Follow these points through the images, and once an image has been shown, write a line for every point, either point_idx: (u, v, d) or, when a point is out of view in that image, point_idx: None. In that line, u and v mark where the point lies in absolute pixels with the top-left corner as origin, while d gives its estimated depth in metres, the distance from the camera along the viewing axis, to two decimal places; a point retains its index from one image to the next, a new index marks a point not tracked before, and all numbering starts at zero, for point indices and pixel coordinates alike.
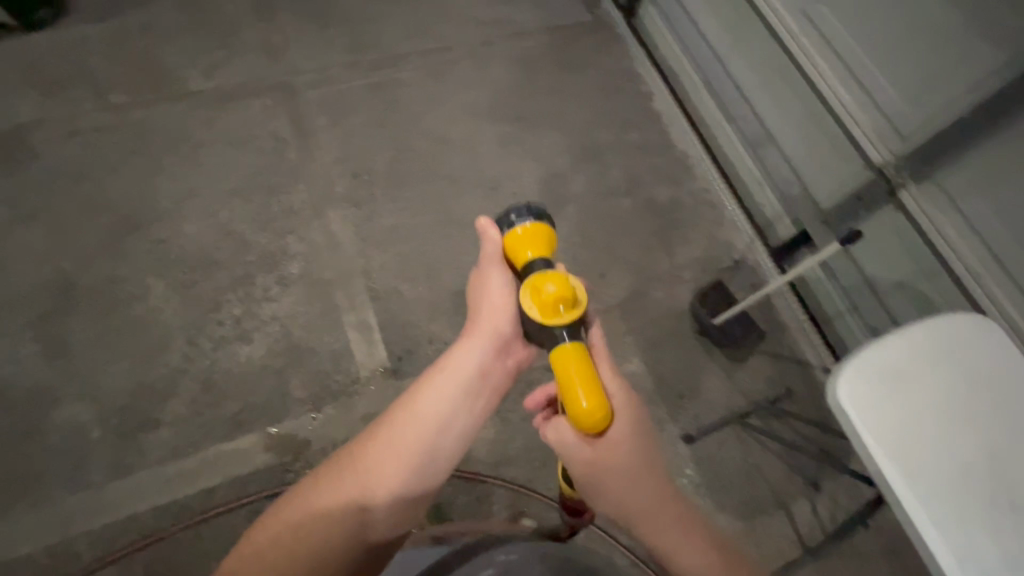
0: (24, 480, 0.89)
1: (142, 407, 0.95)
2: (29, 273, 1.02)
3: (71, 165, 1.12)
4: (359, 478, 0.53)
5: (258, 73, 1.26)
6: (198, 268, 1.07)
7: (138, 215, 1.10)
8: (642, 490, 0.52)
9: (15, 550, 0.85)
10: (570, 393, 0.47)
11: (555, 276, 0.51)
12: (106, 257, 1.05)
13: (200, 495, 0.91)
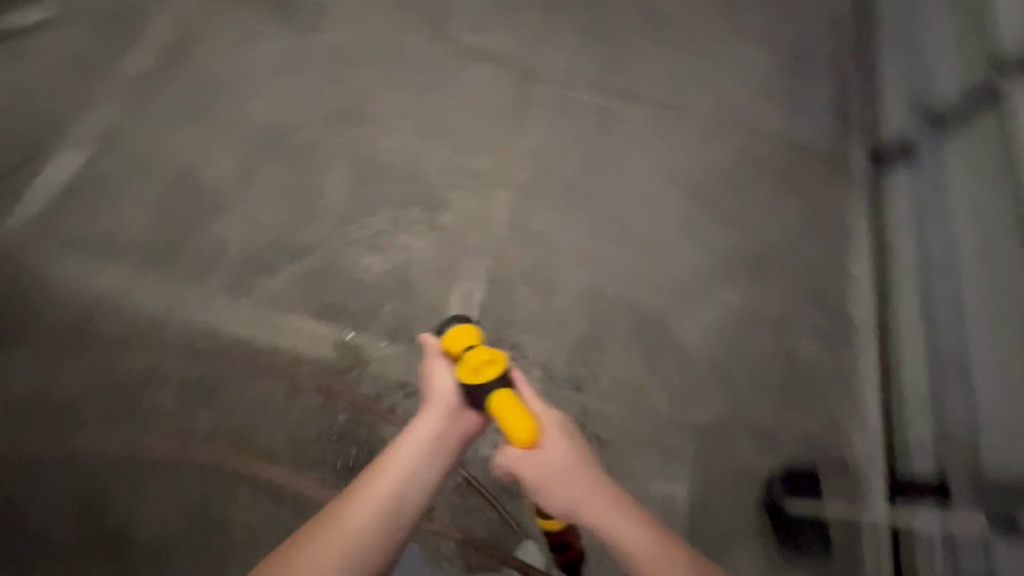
0: (170, 255, 1.07)
1: (274, 254, 1.09)
2: (265, 112, 1.22)
3: (338, 49, 1.30)
4: (330, 552, 0.54)
5: (514, 52, 1.36)
6: (375, 178, 1.19)
7: (359, 112, 1.25)
8: (587, 495, 0.58)
9: (134, 301, 1.03)
10: (507, 428, 0.59)
11: (481, 352, 0.64)
12: (319, 130, 1.22)
13: (267, 347, 1.02)
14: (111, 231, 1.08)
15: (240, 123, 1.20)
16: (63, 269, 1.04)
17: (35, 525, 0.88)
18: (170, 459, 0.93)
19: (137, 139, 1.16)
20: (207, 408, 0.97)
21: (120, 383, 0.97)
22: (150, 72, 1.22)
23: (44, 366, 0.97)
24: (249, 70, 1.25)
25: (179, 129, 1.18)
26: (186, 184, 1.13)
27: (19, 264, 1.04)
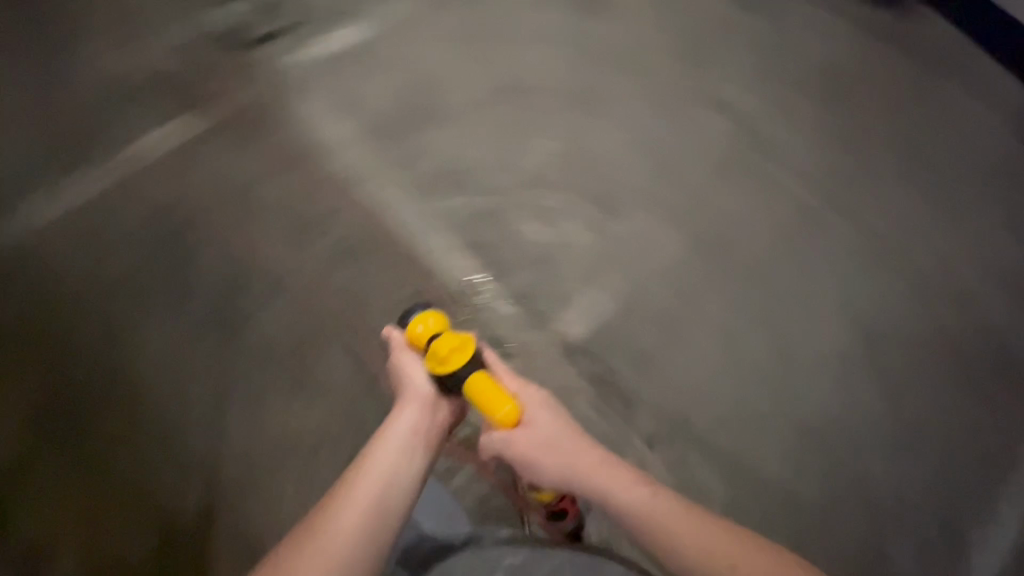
0: (370, 146, 1.26)
1: (451, 185, 1.23)
2: (495, 66, 1.34)
3: (579, 36, 1.37)
4: (326, 547, 0.63)
5: (736, 103, 1.31)
6: (548, 161, 1.26)
7: (572, 100, 1.32)
8: (571, 454, 0.73)
9: (328, 167, 1.24)
10: (491, 406, 0.73)
11: (447, 340, 0.76)
12: (533, 102, 1.32)
13: (414, 253, 1.18)
14: (326, 105, 1.29)
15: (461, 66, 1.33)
16: (288, 117, 1.28)
17: (203, 294, 1.15)
18: (300, 299, 1.14)
19: (378, 40, 1.34)
20: (339, 274, 1.16)
21: (292, 225, 1.19)
22: None
23: (246, 185, 1.22)
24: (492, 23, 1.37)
25: (413, 46, 1.34)
26: (397, 94, 1.31)
27: (259, 101, 1.29)
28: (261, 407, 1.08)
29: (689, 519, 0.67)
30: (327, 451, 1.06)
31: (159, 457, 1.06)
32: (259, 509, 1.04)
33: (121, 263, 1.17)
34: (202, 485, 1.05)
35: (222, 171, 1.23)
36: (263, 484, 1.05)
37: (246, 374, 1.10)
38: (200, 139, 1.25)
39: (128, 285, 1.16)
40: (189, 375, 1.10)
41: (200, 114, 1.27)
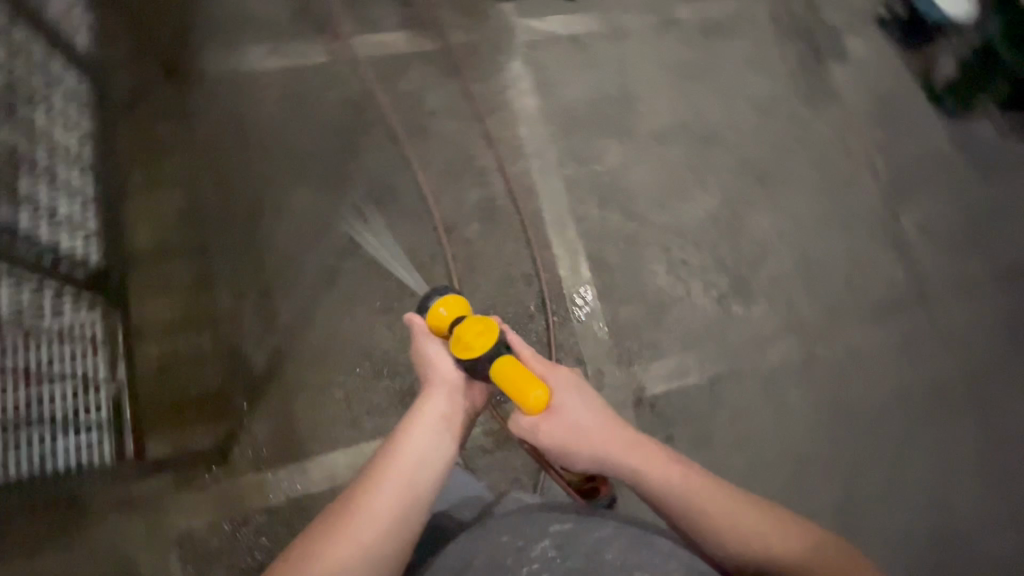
0: (538, 124, 1.24)
1: (601, 197, 1.22)
2: (685, 112, 1.34)
3: (768, 122, 1.37)
4: (354, 538, 0.55)
5: (879, 250, 1.32)
6: (701, 223, 1.25)
7: (742, 176, 1.31)
8: (605, 438, 0.66)
9: (487, 122, 1.22)
10: (519, 394, 0.61)
11: (468, 323, 0.66)
12: (706, 161, 1.30)
13: (540, 240, 1.16)
14: (527, 72, 1.28)
15: (663, 98, 1.33)
16: (470, 59, 1.26)
17: (345, 186, 1.13)
18: (427, 231, 1.13)
19: (599, 38, 1.35)
20: (473, 226, 1.15)
21: (451, 163, 1.18)
22: (650, 15, 1.39)
23: (424, 108, 1.21)
24: (707, 75, 1.38)
25: (627, 59, 1.35)
26: (594, 93, 1.30)
27: (470, 39, 1.28)
28: (350, 313, 1.05)
29: (730, 501, 0.62)
30: (389, 384, 1.02)
31: (246, 311, 1.02)
32: (310, 404, 0.99)
33: (286, 120, 1.14)
34: (271, 354, 1.01)
35: (382, 75, 1.20)
36: (324, 382, 1.00)
37: (348, 276, 1.07)
38: (404, 49, 1.24)
39: (280, 144, 1.13)
40: (301, 251, 1.07)
41: (414, 27, 1.26)
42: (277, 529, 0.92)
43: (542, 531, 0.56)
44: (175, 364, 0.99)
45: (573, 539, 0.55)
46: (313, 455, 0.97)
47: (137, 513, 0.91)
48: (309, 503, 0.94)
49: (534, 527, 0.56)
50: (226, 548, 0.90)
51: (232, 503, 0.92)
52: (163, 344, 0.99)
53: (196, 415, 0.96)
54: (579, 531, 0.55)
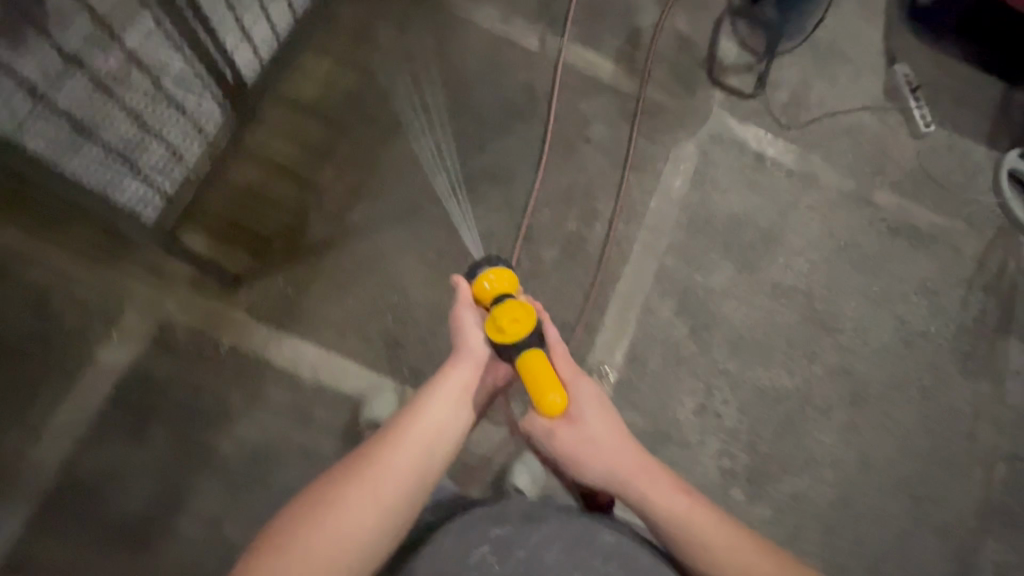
0: (671, 206, 1.21)
1: (681, 303, 1.16)
2: (821, 284, 1.21)
3: (901, 347, 1.20)
4: (373, 491, 0.53)
5: (937, 553, 1.10)
6: (759, 394, 1.13)
7: (835, 377, 1.16)
8: (615, 453, 0.63)
9: (628, 177, 1.21)
10: (538, 394, 0.60)
11: (509, 305, 0.64)
12: (808, 340, 1.18)
13: (600, 301, 1.13)
14: (694, 159, 1.25)
15: (806, 260, 1.23)
16: (651, 118, 1.26)
17: (475, 151, 1.18)
18: (511, 229, 1.15)
19: (782, 171, 1.27)
20: (551, 251, 1.15)
21: (572, 190, 1.19)
22: (848, 181, 1.29)
23: (583, 131, 1.23)
24: (867, 268, 1.24)
25: (797, 205, 1.26)
26: (743, 214, 1.23)
27: (664, 103, 1.28)
28: (405, 249, 1.10)
29: (729, 533, 0.59)
30: (389, 325, 1.05)
31: (333, 192, 1.11)
32: (322, 295, 1.05)
33: (470, 72, 1.23)
34: (324, 237, 1.08)
35: (567, 90, 1.25)
36: (344, 287, 1.06)
37: (425, 220, 1.12)
38: (602, 77, 1.28)
39: (453, 87, 1.21)
40: (405, 177, 1.14)
41: (622, 65, 1.29)
42: (228, 368, 0.99)
43: (483, 536, 0.57)
44: (257, 196, 1.09)
45: (508, 544, 0.56)
46: (294, 335, 1.03)
47: (148, 278, 1.01)
48: (264, 367, 1.00)
49: (476, 534, 0.57)
50: (184, 352, 0.99)
51: (214, 324, 1.01)
52: (259, 172, 1.10)
53: (241, 241, 1.06)
54: (519, 534, 0.56)
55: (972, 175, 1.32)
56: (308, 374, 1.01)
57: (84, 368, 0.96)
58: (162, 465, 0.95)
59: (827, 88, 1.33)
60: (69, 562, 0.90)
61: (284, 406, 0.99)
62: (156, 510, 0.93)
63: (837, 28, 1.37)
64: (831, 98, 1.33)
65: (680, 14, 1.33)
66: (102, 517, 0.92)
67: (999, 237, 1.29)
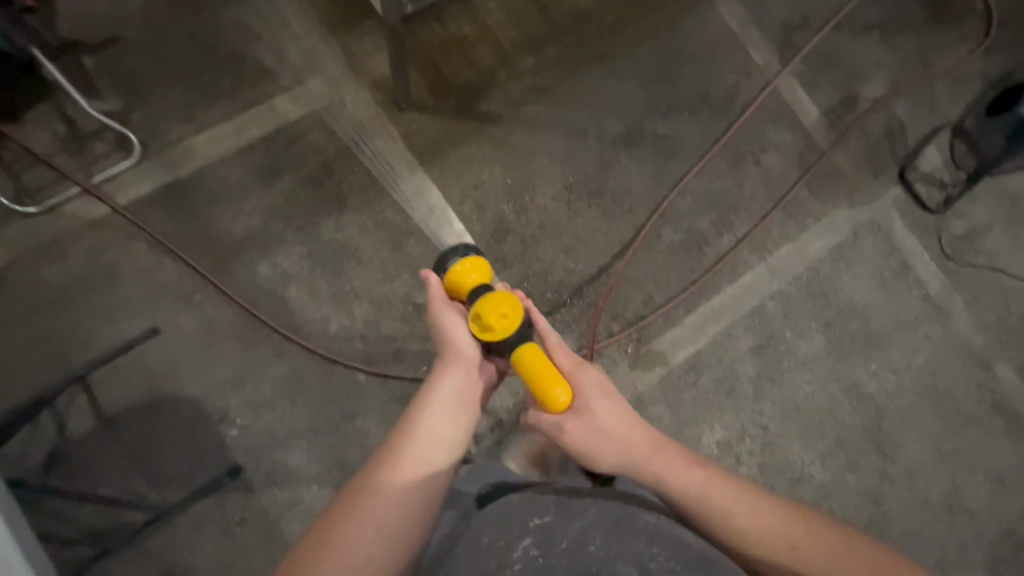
0: (800, 260, 1.20)
1: (760, 346, 1.15)
2: (898, 411, 1.17)
3: (942, 511, 1.14)
4: (376, 512, 0.55)
5: None
6: (784, 466, 1.11)
7: (863, 495, 1.12)
8: (627, 438, 0.64)
9: (775, 214, 1.21)
10: (540, 388, 0.62)
11: (493, 298, 0.65)
12: (858, 450, 1.14)
13: (690, 301, 1.14)
14: (845, 233, 1.23)
15: (896, 381, 1.18)
16: (826, 177, 1.25)
17: (656, 115, 1.21)
18: (649, 196, 1.17)
19: (920, 291, 1.23)
20: (673, 234, 1.16)
21: (720, 194, 1.20)
22: (978, 335, 1.23)
23: (758, 153, 1.24)
24: (950, 422, 1.18)
25: (915, 328, 1.21)
26: (861, 307, 1.20)
27: (844, 170, 1.26)
28: (552, 160, 1.15)
29: (744, 502, 0.62)
30: (505, 213, 1.11)
31: (521, 82, 1.17)
32: (466, 157, 1.12)
33: (691, 48, 1.25)
34: (494, 111, 1.14)
35: (766, 112, 1.26)
36: (487, 160, 1.13)
37: (581, 147, 1.17)
38: (802, 117, 1.27)
39: (669, 53, 1.24)
40: (586, 104, 1.18)
41: (826, 117, 1.29)
42: (363, 169, 1.08)
43: (522, 530, 0.53)
44: (461, 49, 1.16)
45: (549, 535, 0.52)
46: (427, 174, 1.10)
47: (345, 63, 1.11)
48: (391, 185, 1.08)
49: (512, 526, 0.54)
50: (338, 138, 1.08)
51: (373, 129, 1.10)
52: (473, 30, 1.17)
53: (431, 78, 1.14)
54: (558, 524, 0.53)
55: None
56: (420, 213, 1.08)
57: (259, 102, 1.07)
58: (272, 210, 1.04)
59: (1005, 243, 1.27)
60: (167, 239, 1.00)
61: (388, 224, 1.06)
62: (249, 241, 1.03)
63: None
64: (1005, 253, 1.27)
65: (904, 103, 1.31)
66: (210, 221, 1.02)
67: None
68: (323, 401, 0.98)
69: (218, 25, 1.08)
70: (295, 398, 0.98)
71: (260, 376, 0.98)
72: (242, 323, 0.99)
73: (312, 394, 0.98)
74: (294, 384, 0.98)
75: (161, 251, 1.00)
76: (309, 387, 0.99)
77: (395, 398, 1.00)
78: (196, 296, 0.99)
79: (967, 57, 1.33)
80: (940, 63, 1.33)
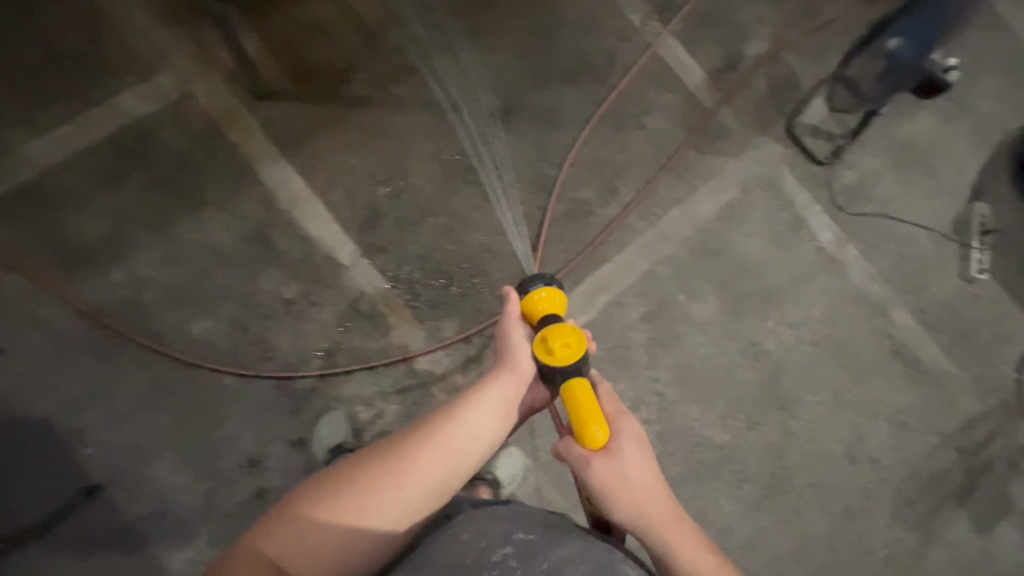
0: (690, 223, 1.18)
1: (653, 314, 1.13)
2: (797, 366, 1.16)
3: (845, 462, 1.14)
4: (401, 484, 0.56)
5: None
6: (683, 432, 1.10)
7: (765, 454, 1.12)
8: (649, 495, 0.61)
9: (662, 179, 1.19)
10: (580, 421, 0.60)
11: (563, 326, 0.64)
12: (758, 409, 1.13)
13: (578, 274, 1.12)
14: (735, 192, 1.22)
15: (795, 336, 1.18)
16: (713, 138, 1.23)
17: (533, 86, 1.17)
18: (530, 170, 1.14)
19: (815, 245, 1.23)
20: (556, 207, 1.14)
21: (603, 163, 1.17)
22: (876, 283, 1.23)
23: (642, 118, 1.21)
24: (851, 373, 1.18)
25: (812, 281, 1.21)
26: (756, 265, 1.19)
27: (732, 128, 1.25)
28: (425, 140, 1.11)
29: None
30: (378, 198, 1.07)
31: (388, 60, 1.11)
32: (332, 142, 1.07)
33: (567, 16, 1.21)
34: (360, 93, 1.09)
35: (648, 76, 1.23)
36: (356, 143, 1.08)
37: (456, 125, 1.13)
38: (685, 78, 1.25)
39: (544, 22, 1.20)
40: (458, 80, 1.14)
41: (711, 77, 1.26)
42: (221, 163, 1.02)
43: (508, 539, 0.56)
44: (321, 31, 1.10)
45: (533, 553, 0.55)
46: (292, 163, 1.05)
47: (194, 55, 1.05)
48: (252, 177, 1.03)
49: (498, 535, 0.57)
50: (193, 133, 1.03)
51: (230, 121, 1.04)
52: (333, 10, 1.11)
53: (288, 62, 1.08)
54: (542, 544, 0.56)
55: (1000, 339, 1.24)
56: (285, 203, 1.03)
57: (102, 101, 1.01)
58: (123, 213, 0.99)
59: (897, 191, 1.27)
60: (8, 253, 0.95)
61: (251, 218, 1.02)
62: (99, 247, 0.97)
63: (938, 139, 1.30)
64: (897, 201, 1.27)
65: (789, 56, 1.29)
66: (56, 230, 0.97)
67: (993, 409, 1.21)
68: (188, 408, 0.94)
69: (52, 21, 1.01)
70: (157, 408, 0.93)
71: (118, 388, 0.93)
72: (95, 334, 0.94)
73: (175, 402, 0.94)
74: (156, 394, 0.94)
75: (2, 266, 0.94)
76: (172, 395, 0.94)
77: (267, 398, 0.97)
78: (41, 310, 0.94)
79: (848, 7, 1.33)
80: (823, 16, 1.31)
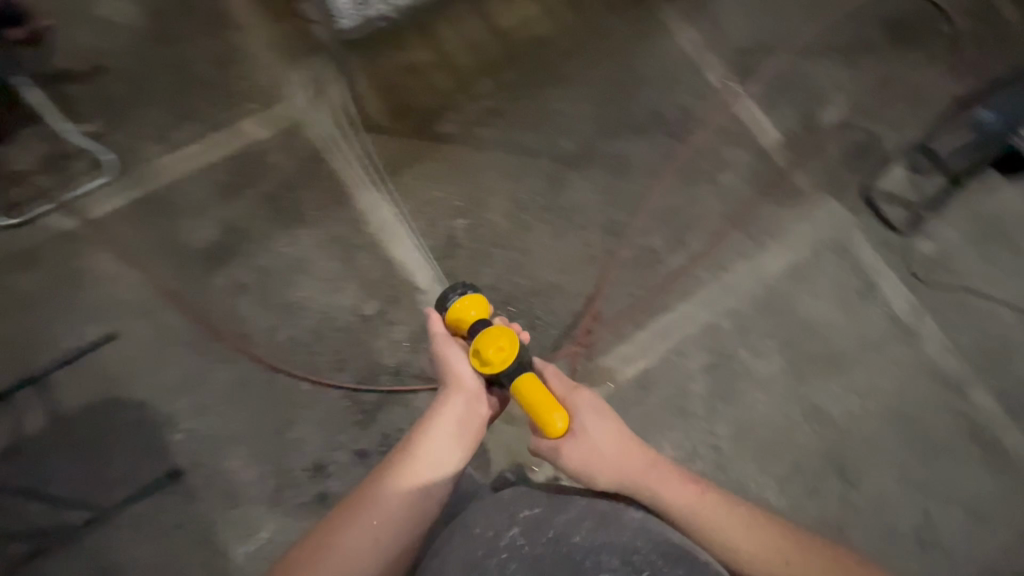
0: (756, 278, 1.19)
1: (714, 365, 1.13)
2: (862, 436, 1.12)
3: (911, 545, 1.08)
4: (376, 519, 0.63)
5: None
6: (737, 490, 1.07)
7: (823, 524, 1.07)
8: (621, 453, 0.71)
9: (732, 233, 1.21)
10: (540, 413, 0.69)
11: (489, 330, 0.72)
12: (818, 476, 1.09)
13: (642, 318, 1.14)
14: (804, 251, 1.21)
15: (861, 405, 1.14)
16: (786, 197, 1.25)
17: (610, 136, 1.23)
18: (602, 214, 1.19)
19: (887, 311, 1.20)
20: (624, 252, 1.17)
21: (674, 213, 1.20)
22: (952, 359, 1.18)
23: (714, 173, 1.24)
24: (920, 450, 1.12)
25: (882, 350, 1.17)
26: (822, 327, 1.17)
27: (805, 189, 1.26)
28: (505, 179, 1.18)
29: (731, 514, 0.66)
30: (457, 229, 1.14)
31: (478, 104, 1.20)
32: (420, 174, 1.16)
33: (648, 73, 1.27)
34: (450, 131, 1.18)
35: (724, 133, 1.27)
36: (441, 177, 1.16)
37: (536, 167, 1.19)
38: (760, 138, 1.28)
39: (625, 77, 1.26)
40: (540, 125, 1.21)
41: (787, 139, 1.28)
42: (320, 185, 1.13)
43: (514, 522, 0.65)
44: (420, 74, 1.20)
45: (536, 525, 0.64)
46: (382, 191, 1.14)
47: (308, 89, 1.17)
48: (346, 200, 1.13)
49: (505, 520, 0.66)
50: (299, 157, 1.14)
51: (332, 148, 1.15)
52: (432, 56, 1.21)
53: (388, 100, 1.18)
54: (545, 517, 0.65)
55: None
56: (372, 226, 1.12)
57: (227, 123, 1.14)
58: (232, 222, 1.10)
59: (980, 265, 1.23)
60: (134, 250, 1.07)
61: (341, 238, 1.10)
62: (209, 251, 1.08)
63: None
64: (980, 275, 1.23)
65: (868, 123, 1.30)
66: (174, 233, 1.08)
67: None
68: (267, 407, 1.01)
69: (195, 53, 1.16)
70: (240, 404, 1.01)
71: (209, 382, 1.01)
72: (196, 330, 1.04)
73: (256, 400, 1.01)
74: (240, 391, 1.01)
75: (126, 261, 1.06)
76: (254, 394, 1.01)
77: (337, 406, 1.02)
78: (154, 303, 1.04)
79: (934, 79, 1.32)
80: (906, 87, 1.32)
